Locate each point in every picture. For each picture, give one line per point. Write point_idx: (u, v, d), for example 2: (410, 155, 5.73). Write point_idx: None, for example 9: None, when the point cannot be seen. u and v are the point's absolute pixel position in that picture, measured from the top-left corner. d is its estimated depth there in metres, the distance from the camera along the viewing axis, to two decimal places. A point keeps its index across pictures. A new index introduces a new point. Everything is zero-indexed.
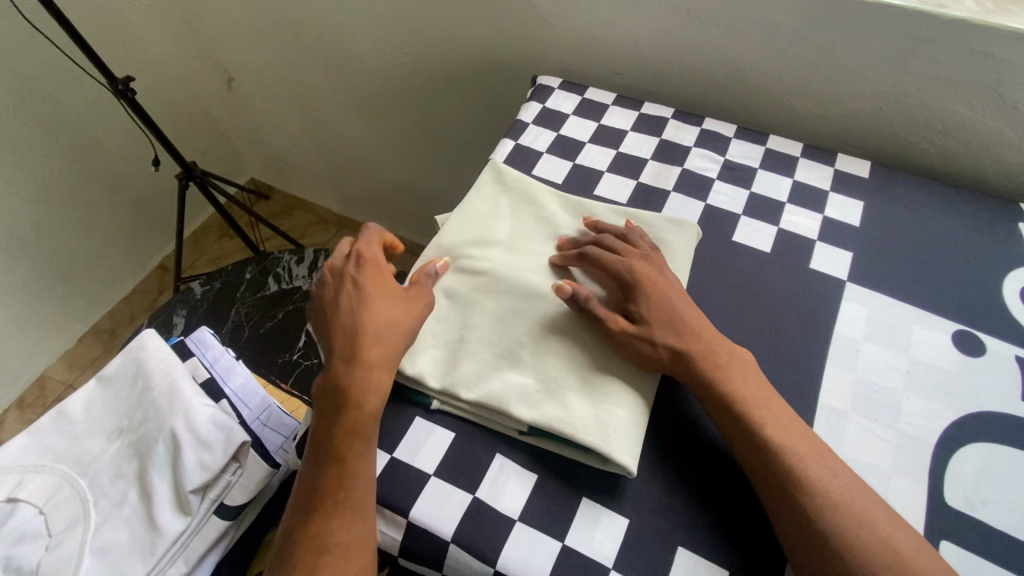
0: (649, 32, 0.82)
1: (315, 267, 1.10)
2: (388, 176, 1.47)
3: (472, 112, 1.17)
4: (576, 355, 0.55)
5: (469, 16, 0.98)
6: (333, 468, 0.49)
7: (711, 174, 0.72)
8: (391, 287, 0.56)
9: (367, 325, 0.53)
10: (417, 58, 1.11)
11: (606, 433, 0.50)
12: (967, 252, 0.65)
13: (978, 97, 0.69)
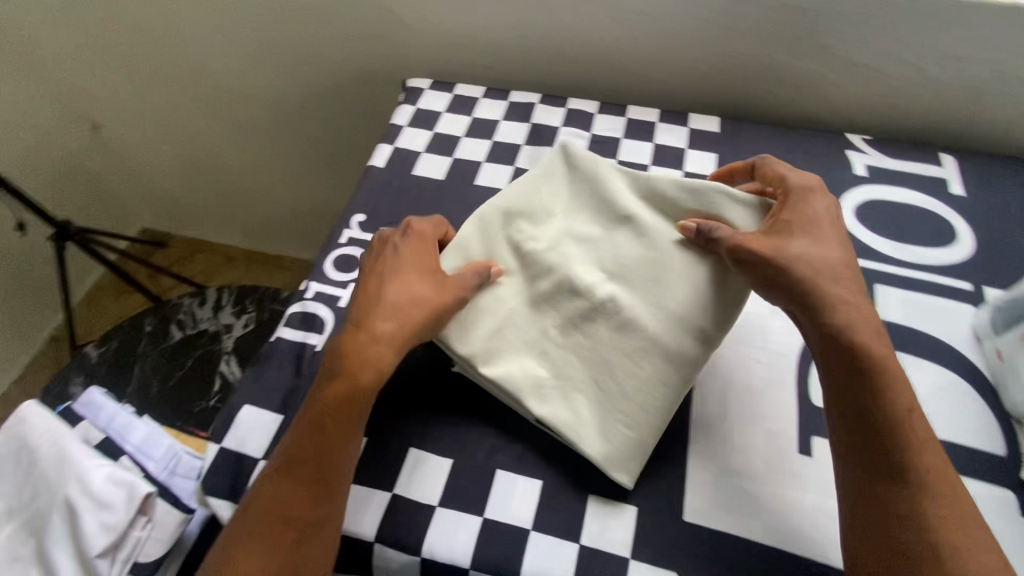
0: (531, 24, 0.85)
1: (220, 306, 1.20)
2: (287, 202, 1.40)
3: (368, 124, 1.14)
4: (597, 368, 0.53)
5: (354, 31, 0.97)
6: (309, 466, 0.47)
7: (586, 151, 0.77)
8: (429, 259, 0.56)
9: (403, 305, 0.52)
10: (303, 78, 1.09)
11: (607, 437, 0.51)
12: (854, 191, 0.72)
13: (841, 56, 0.77)
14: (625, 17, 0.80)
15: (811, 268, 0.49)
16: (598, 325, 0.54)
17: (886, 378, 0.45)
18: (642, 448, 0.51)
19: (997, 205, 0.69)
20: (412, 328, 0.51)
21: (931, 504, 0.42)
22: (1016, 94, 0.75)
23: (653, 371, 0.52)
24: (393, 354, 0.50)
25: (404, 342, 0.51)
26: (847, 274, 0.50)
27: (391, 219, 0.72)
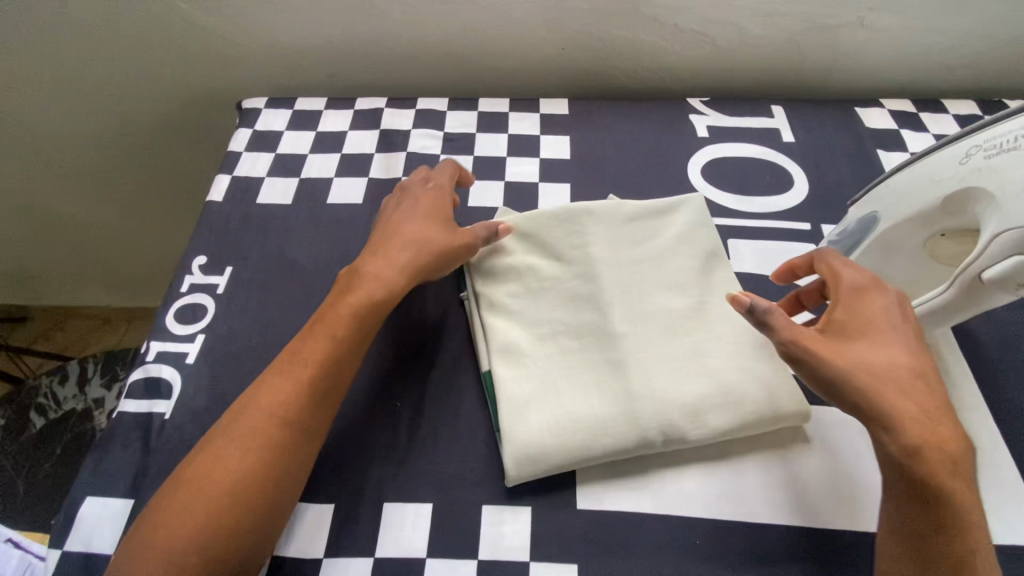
0: (360, 28, 0.81)
1: (90, 380, 1.07)
2: (134, 245, 1.23)
3: (200, 145, 1.04)
4: (559, 387, 0.52)
5: (172, 58, 0.88)
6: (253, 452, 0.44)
7: (437, 151, 0.75)
8: (436, 206, 0.60)
9: (398, 250, 0.55)
10: (116, 113, 0.97)
11: (566, 437, 0.49)
12: (699, 149, 0.75)
13: (664, 23, 0.79)
14: (456, 9, 0.78)
15: (848, 355, 0.45)
16: (586, 347, 0.54)
17: (909, 427, 0.42)
18: (541, 461, 0.48)
19: (824, 146, 0.75)
20: (405, 272, 0.54)
21: (965, 519, 0.40)
22: (825, 40, 0.81)
23: (603, 409, 0.50)
24: (396, 287, 0.53)
25: (399, 288, 0.54)
26: (889, 333, 0.46)
27: (238, 255, 0.66)
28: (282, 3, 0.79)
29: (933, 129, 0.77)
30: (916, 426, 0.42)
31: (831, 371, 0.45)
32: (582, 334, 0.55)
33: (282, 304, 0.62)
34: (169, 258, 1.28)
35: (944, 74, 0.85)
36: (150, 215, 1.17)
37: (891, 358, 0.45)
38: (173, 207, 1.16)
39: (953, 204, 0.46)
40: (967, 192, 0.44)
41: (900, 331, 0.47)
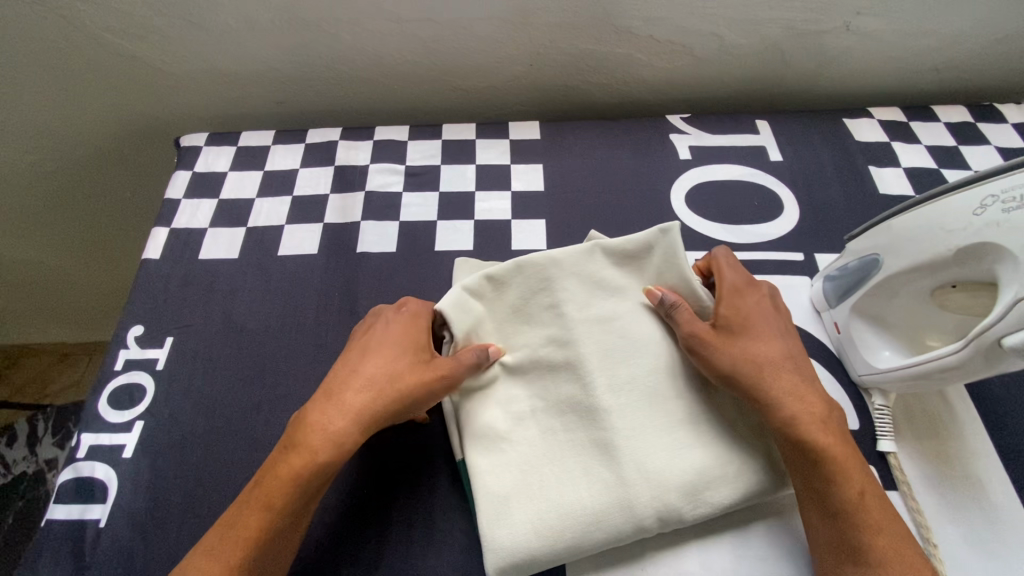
0: (307, 52, 0.74)
1: (41, 437, 0.99)
2: (75, 292, 1.09)
3: (140, 180, 0.93)
4: (538, 471, 0.46)
5: (98, 92, 0.79)
6: None
7: (398, 188, 0.68)
8: (417, 337, 0.50)
9: (359, 392, 0.46)
10: (36, 153, 0.85)
11: (549, 535, 0.44)
12: (680, 173, 0.70)
13: (636, 35, 0.73)
14: (410, 27, 0.71)
15: (730, 350, 0.48)
16: (574, 424, 0.48)
17: (787, 410, 0.45)
18: (526, 563, 0.44)
19: (814, 164, 0.70)
20: (364, 419, 0.45)
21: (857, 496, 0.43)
22: (809, 47, 0.75)
23: (593, 497, 0.45)
24: (347, 442, 0.44)
25: (355, 438, 0.45)
26: (764, 329, 0.50)
27: (180, 323, 0.59)
28: (217, 29, 0.71)
29: (925, 139, 0.72)
30: (791, 407, 0.45)
31: (720, 371, 0.47)
32: (565, 412, 0.49)
33: (230, 379, 0.56)
34: (114, 301, 1.13)
35: (931, 77, 0.81)
36: (88, 260, 1.04)
37: (767, 357, 0.48)
38: (109, 248, 1.04)
39: (965, 258, 0.41)
40: (982, 247, 0.40)
41: (779, 331, 0.50)
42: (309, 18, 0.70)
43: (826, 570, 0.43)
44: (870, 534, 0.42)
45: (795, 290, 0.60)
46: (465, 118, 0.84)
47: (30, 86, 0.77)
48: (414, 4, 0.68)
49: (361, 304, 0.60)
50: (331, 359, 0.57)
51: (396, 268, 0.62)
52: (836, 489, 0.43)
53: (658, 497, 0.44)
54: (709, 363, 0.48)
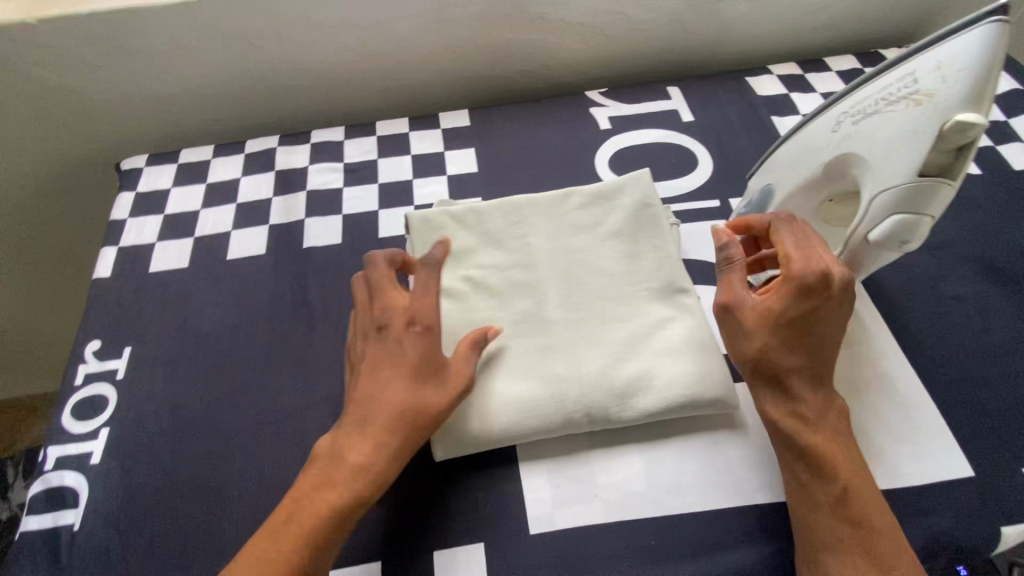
0: (239, 67, 0.77)
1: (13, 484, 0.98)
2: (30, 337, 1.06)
3: (83, 212, 0.94)
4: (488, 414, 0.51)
5: (32, 129, 0.80)
6: None
7: (338, 184, 0.71)
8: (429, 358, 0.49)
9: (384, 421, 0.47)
10: None
11: (484, 414, 0.51)
12: (602, 141, 0.75)
13: (548, 20, 0.79)
14: (333, 32, 0.75)
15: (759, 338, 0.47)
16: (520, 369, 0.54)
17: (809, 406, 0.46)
18: (469, 446, 0.51)
19: (722, 119, 0.76)
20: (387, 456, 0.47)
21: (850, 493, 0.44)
22: (707, 16, 0.82)
23: (527, 388, 0.53)
24: (376, 464, 0.46)
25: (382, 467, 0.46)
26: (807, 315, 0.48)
27: (137, 333, 0.61)
28: (145, 53, 0.73)
29: (820, 88, 0.79)
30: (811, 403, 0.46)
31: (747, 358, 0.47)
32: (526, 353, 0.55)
33: (191, 378, 0.58)
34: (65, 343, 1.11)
35: (822, 33, 0.88)
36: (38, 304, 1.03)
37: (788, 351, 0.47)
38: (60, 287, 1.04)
39: (832, 171, 0.47)
40: (842, 159, 0.46)
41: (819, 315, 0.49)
42: (235, 34, 0.73)
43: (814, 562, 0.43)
44: (871, 531, 0.43)
45: (716, 233, 0.66)
46: (399, 116, 0.88)
47: None
48: (334, 9, 0.72)
49: (312, 295, 0.63)
50: (288, 348, 0.59)
51: (343, 257, 0.65)
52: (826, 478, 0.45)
53: (583, 405, 0.52)
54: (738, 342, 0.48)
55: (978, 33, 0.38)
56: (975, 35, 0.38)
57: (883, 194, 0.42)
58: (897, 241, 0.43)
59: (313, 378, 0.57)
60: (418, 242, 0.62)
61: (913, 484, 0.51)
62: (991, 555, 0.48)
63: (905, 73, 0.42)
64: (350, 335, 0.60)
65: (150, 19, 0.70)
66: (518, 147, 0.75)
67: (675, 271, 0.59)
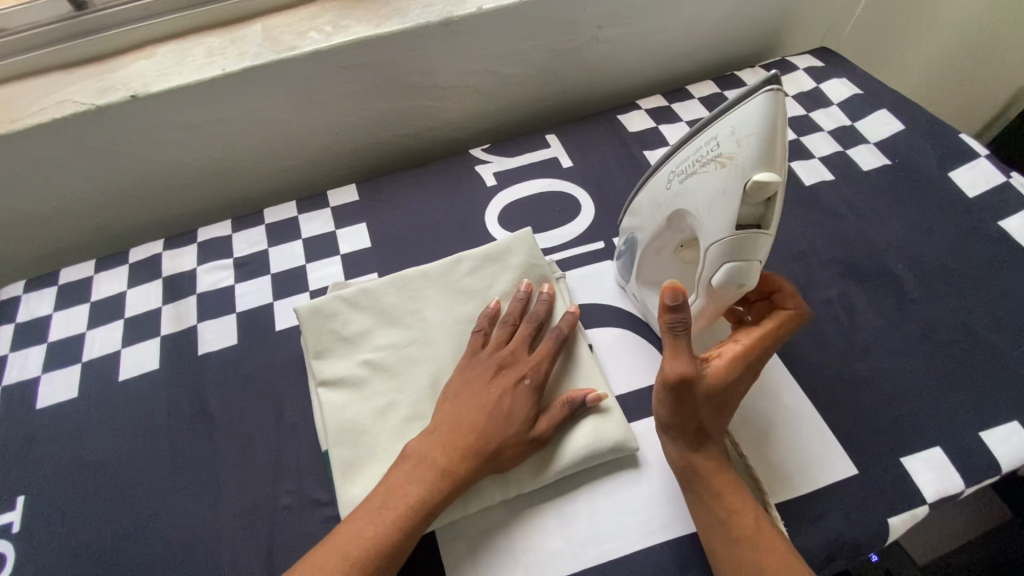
0: (112, 177, 0.75)
1: None
2: None
3: None
4: None
5: None
6: None
7: (231, 282, 0.71)
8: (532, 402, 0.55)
9: (461, 466, 0.51)
10: None
11: None
12: (489, 197, 0.78)
13: (421, 87, 0.81)
14: (206, 130, 0.74)
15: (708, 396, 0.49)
16: None
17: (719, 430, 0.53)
18: None
19: (600, 160, 0.80)
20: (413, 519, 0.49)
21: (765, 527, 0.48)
22: (573, 62, 0.86)
23: None
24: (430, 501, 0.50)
25: (408, 513, 0.49)
26: None
27: (29, 478, 0.59)
28: (6, 179, 0.71)
29: (685, 116, 0.85)
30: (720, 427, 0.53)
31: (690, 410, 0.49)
32: None
33: (92, 518, 0.56)
34: None
35: (684, 61, 0.94)
36: None
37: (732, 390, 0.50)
38: None
39: (676, 224, 0.51)
40: (680, 214, 0.50)
41: None
42: (101, 146, 0.72)
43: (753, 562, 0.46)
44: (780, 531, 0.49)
45: (604, 275, 0.69)
46: (292, 195, 0.88)
47: None
48: (202, 108, 0.72)
49: (213, 404, 0.62)
50: (194, 465, 0.58)
51: (241, 358, 0.65)
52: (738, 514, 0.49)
53: (497, 478, 0.54)
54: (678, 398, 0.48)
55: (759, 102, 0.42)
56: (758, 103, 0.42)
57: (712, 247, 0.46)
58: (735, 285, 0.47)
59: (222, 494, 0.56)
60: (310, 333, 0.62)
61: (801, 493, 0.55)
62: (876, 545, 0.53)
63: (708, 135, 0.46)
64: (256, 440, 0.59)
65: (5, 147, 0.68)
66: (409, 216, 0.77)
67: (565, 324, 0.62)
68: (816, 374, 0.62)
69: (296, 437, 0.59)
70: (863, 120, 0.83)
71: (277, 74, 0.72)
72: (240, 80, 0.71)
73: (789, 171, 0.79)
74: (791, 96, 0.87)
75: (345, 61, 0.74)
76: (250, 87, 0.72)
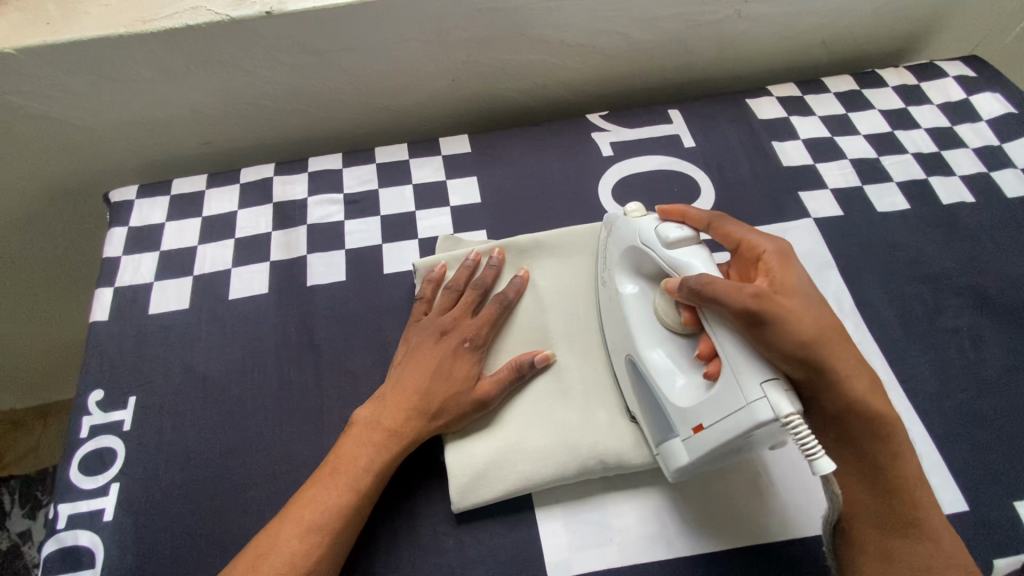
0: (229, 94, 0.74)
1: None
2: None
3: (55, 239, 0.88)
4: (506, 467, 0.53)
5: (9, 157, 0.76)
6: (249, 562, 0.46)
7: (340, 217, 0.70)
8: (468, 365, 0.55)
9: (396, 419, 0.53)
10: None
11: (500, 464, 0.53)
12: (604, 167, 0.75)
13: (549, 42, 0.77)
14: (329, 57, 0.72)
15: (809, 314, 0.46)
16: (535, 414, 0.56)
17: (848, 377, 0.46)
18: (478, 495, 0.52)
19: (724, 145, 0.76)
20: (377, 473, 0.51)
21: (909, 465, 0.47)
22: (708, 36, 0.81)
23: (542, 437, 0.54)
24: (385, 455, 0.51)
25: (376, 464, 0.51)
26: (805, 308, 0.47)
27: (141, 381, 0.60)
28: (131, 81, 0.70)
29: (818, 111, 0.80)
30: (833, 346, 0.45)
31: (811, 336, 0.44)
32: (539, 397, 0.57)
33: (202, 428, 0.57)
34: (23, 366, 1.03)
35: (820, 50, 0.88)
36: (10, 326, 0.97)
37: (812, 296, 0.48)
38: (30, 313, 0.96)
39: (644, 286, 0.55)
40: (628, 271, 0.56)
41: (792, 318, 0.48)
42: (226, 61, 0.70)
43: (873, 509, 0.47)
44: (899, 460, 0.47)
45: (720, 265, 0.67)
46: (396, 137, 0.86)
47: None
48: (330, 35, 0.69)
49: (319, 337, 0.62)
50: (299, 394, 0.59)
51: (348, 296, 0.65)
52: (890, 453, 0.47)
53: (605, 453, 0.53)
54: (787, 339, 0.44)
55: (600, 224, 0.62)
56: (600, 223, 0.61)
57: (647, 243, 0.53)
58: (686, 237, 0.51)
59: (325, 426, 0.57)
60: (422, 283, 0.63)
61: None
62: None
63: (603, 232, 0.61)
64: (361, 379, 0.60)
65: (136, 48, 0.66)
66: (521, 175, 0.75)
67: None
68: (935, 402, 0.59)
69: None
70: (1012, 143, 0.77)
71: (411, 8, 0.68)
72: (375, 11, 0.68)
73: (926, 185, 0.74)
74: (935, 105, 0.81)
75: (482, 5, 0.70)
76: (382, 21, 0.69)
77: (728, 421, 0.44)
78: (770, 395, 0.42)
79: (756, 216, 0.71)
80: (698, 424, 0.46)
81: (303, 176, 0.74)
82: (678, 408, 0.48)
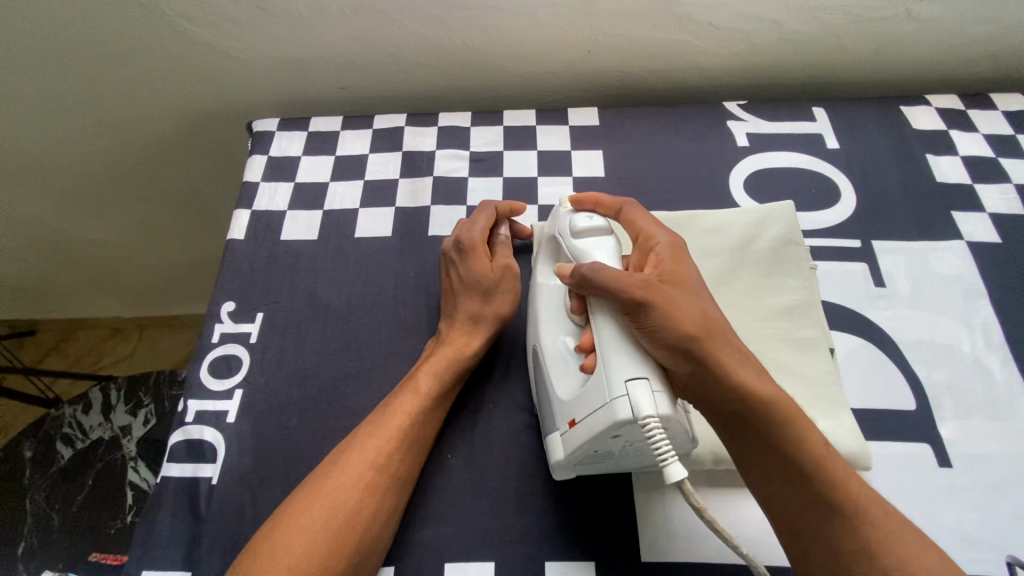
0: (374, 43, 0.76)
1: (111, 407, 1.03)
2: (118, 269, 1.10)
3: (194, 164, 0.95)
4: None
5: (168, 80, 0.82)
6: (337, 459, 0.50)
7: (464, 173, 0.71)
8: (480, 259, 0.59)
9: (452, 334, 0.57)
10: (112, 139, 0.88)
11: None
12: (737, 158, 0.72)
13: (698, 23, 0.74)
14: (475, 14, 0.73)
15: (690, 302, 0.48)
16: None
17: (727, 373, 0.46)
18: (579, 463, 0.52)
19: (871, 152, 0.72)
20: (442, 381, 0.54)
21: (850, 484, 0.44)
22: (868, 33, 0.75)
23: None
24: (442, 368, 0.55)
25: (448, 381, 0.54)
26: (701, 303, 0.49)
27: (269, 300, 0.63)
28: (289, 18, 0.73)
29: (983, 128, 0.73)
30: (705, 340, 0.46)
31: (691, 321, 0.46)
32: None
33: (320, 352, 0.60)
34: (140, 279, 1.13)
35: (989, 64, 0.80)
36: (139, 238, 1.05)
37: (701, 292, 0.50)
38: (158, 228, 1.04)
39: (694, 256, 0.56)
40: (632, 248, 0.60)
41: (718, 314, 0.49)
42: (377, 8, 0.72)
43: (809, 530, 0.43)
44: (838, 477, 0.44)
45: (856, 276, 0.63)
46: (520, 104, 0.86)
47: (110, 75, 0.80)
48: None
49: (435, 284, 0.63)
50: (411, 335, 0.60)
51: None
52: (786, 434, 0.45)
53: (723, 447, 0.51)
54: (667, 325, 0.45)
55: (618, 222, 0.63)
56: None
57: (560, 233, 0.55)
58: (585, 221, 0.53)
59: None
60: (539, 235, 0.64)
61: None
62: None
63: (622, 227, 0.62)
64: None
65: None
66: (649, 155, 0.73)
67: (814, 321, 0.58)
68: None
69: (512, 341, 0.61)
70: None
71: None
72: None
73: None
74: None
75: None
76: None
77: (594, 418, 0.44)
78: (632, 394, 0.42)
79: (899, 230, 0.66)
80: (573, 420, 0.47)
81: (434, 129, 0.75)
82: (560, 401, 0.49)
